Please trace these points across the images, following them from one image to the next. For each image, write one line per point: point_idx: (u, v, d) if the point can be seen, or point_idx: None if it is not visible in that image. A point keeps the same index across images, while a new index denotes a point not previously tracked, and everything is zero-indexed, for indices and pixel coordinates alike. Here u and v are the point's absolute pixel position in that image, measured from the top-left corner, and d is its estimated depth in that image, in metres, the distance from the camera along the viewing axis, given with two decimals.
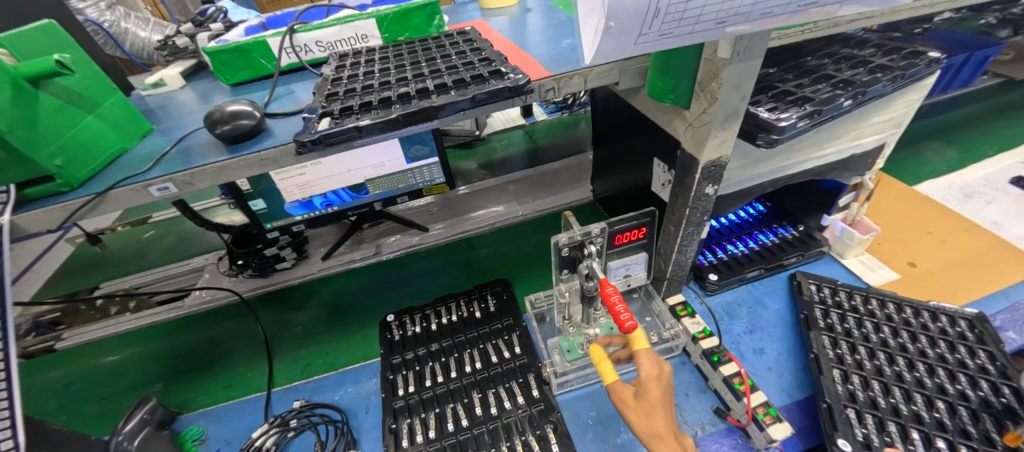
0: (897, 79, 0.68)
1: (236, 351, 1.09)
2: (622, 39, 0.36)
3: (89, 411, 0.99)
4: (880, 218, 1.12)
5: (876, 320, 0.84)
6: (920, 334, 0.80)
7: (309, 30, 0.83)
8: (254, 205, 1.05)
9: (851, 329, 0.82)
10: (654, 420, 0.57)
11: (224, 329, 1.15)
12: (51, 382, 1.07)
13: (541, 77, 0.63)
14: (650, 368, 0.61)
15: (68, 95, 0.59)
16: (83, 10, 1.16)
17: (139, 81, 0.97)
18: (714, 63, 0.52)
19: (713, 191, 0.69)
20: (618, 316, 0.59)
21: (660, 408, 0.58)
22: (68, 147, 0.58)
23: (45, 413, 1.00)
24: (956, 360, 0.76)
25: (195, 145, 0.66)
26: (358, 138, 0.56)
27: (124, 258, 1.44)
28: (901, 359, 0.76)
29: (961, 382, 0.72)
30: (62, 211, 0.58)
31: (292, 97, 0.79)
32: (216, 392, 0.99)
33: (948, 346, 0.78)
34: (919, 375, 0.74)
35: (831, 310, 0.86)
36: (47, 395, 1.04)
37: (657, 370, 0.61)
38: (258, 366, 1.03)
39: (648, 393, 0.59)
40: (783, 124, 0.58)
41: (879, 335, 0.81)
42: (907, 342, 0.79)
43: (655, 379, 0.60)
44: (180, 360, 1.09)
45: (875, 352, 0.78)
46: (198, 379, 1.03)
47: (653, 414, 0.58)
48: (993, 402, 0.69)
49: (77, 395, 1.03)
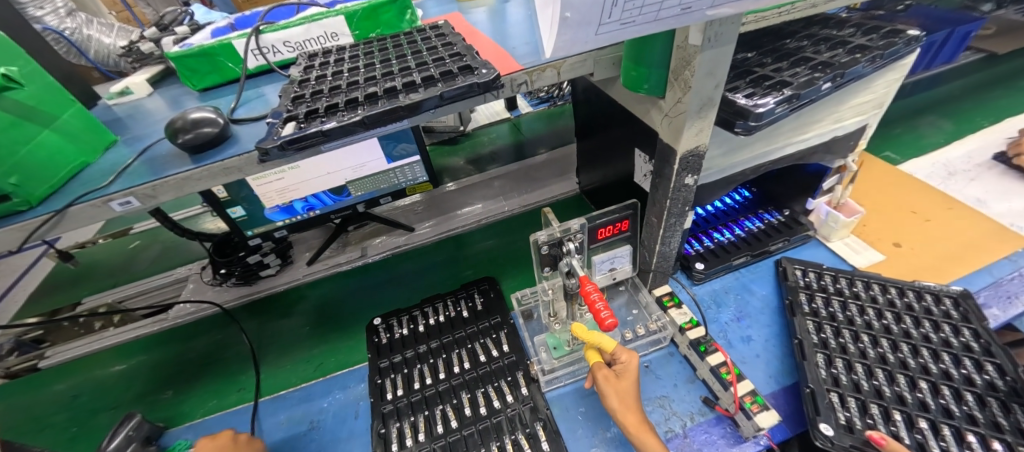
0: (877, 58, 0.67)
1: (223, 361, 1.07)
2: (583, 30, 0.35)
3: (75, 430, 0.97)
4: (866, 199, 1.12)
5: (860, 302, 0.84)
6: (905, 314, 0.81)
7: (276, 30, 0.80)
8: (233, 213, 1.02)
9: (836, 312, 0.82)
10: (622, 399, 0.66)
11: (210, 340, 1.13)
12: (59, 395, 1.06)
13: (513, 71, 0.62)
14: (627, 357, 0.68)
15: (20, 109, 0.57)
16: (42, 18, 1.13)
17: (105, 90, 0.94)
18: (685, 51, 0.51)
19: (693, 180, 0.68)
20: (597, 313, 0.58)
21: (625, 393, 0.66)
22: (24, 163, 0.56)
23: (53, 426, 0.99)
24: (940, 339, 0.76)
25: (160, 156, 0.64)
26: (326, 142, 0.54)
27: (107, 271, 1.41)
28: (884, 340, 0.77)
29: (944, 361, 0.73)
30: (22, 231, 0.56)
31: (261, 101, 0.77)
32: (229, 396, 0.98)
33: (932, 325, 0.78)
34: (902, 356, 0.74)
35: (816, 294, 0.87)
36: (56, 408, 1.03)
37: (631, 365, 0.68)
38: (245, 376, 1.02)
39: (620, 379, 0.67)
40: (761, 110, 0.56)
41: (864, 317, 0.81)
42: (891, 323, 0.79)
43: (627, 372, 0.67)
44: (180, 369, 1.07)
45: (859, 335, 0.78)
46: (190, 389, 1.01)
47: (620, 394, 0.66)
48: (976, 380, 0.69)
49: (85, 407, 1.02)
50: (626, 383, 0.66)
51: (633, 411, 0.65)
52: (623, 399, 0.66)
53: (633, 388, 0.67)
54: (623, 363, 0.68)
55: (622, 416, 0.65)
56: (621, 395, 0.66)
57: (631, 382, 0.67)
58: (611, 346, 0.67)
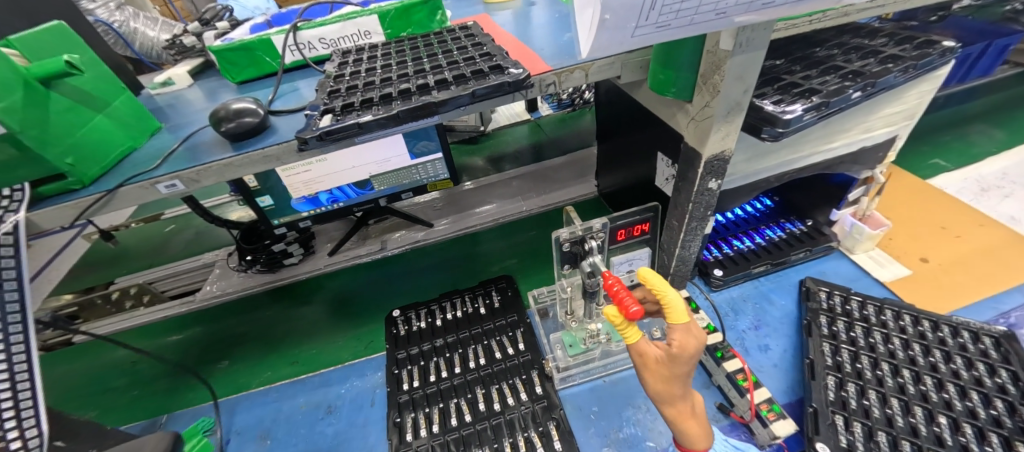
0: (909, 69, 0.67)
1: (256, 343, 1.10)
2: (620, 33, 0.36)
3: (123, 399, 1.01)
4: (893, 212, 1.10)
5: (886, 331, 0.81)
6: (935, 348, 0.77)
7: (312, 27, 0.83)
8: (261, 202, 1.06)
9: (857, 338, 0.80)
10: (669, 385, 0.54)
11: (255, 318, 1.17)
12: (119, 359, 1.12)
13: (542, 71, 0.63)
14: (684, 340, 0.51)
15: (79, 95, 0.61)
16: (93, 11, 1.18)
17: (148, 80, 0.98)
18: (716, 55, 0.51)
19: (717, 185, 0.68)
20: (619, 300, 0.53)
21: (674, 379, 0.53)
22: (79, 145, 0.60)
23: (115, 390, 1.04)
24: (971, 377, 0.72)
25: (202, 143, 0.67)
26: (360, 134, 0.56)
27: (141, 252, 1.47)
28: (906, 371, 0.74)
29: (972, 399, 0.69)
30: (74, 209, 0.60)
31: (296, 94, 0.80)
32: (283, 368, 1.02)
33: (965, 363, 0.75)
34: (924, 388, 0.71)
35: (838, 318, 0.84)
36: (116, 372, 1.09)
37: (693, 345, 0.51)
38: (277, 356, 1.05)
39: (672, 364, 0.52)
40: (789, 117, 0.56)
41: (888, 346, 0.78)
42: (918, 355, 0.76)
43: (688, 354, 0.52)
44: (234, 341, 1.12)
45: (879, 363, 0.76)
46: (242, 360, 1.06)
47: (669, 380, 0.54)
48: (1006, 422, 0.66)
49: (143, 374, 1.07)
50: (680, 369, 0.52)
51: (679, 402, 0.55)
52: (670, 387, 0.54)
53: (687, 374, 0.53)
54: (678, 348, 0.51)
55: (663, 404, 0.56)
56: (668, 383, 0.54)
57: (680, 367, 0.52)
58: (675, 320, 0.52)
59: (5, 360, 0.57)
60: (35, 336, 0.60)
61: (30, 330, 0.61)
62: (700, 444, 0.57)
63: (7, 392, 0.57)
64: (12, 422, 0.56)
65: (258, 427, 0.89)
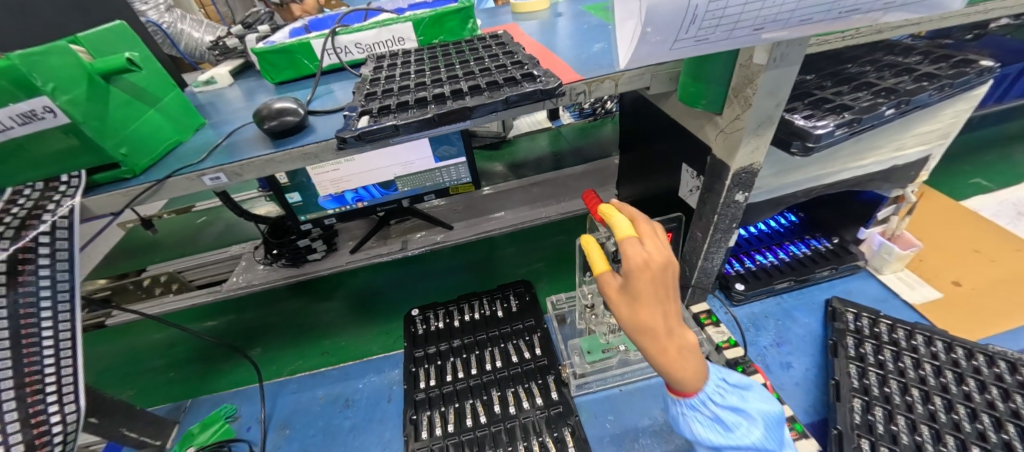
0: (945, 88, 0.66)
1: (283, 332, 1.14)
2: (658, 46, 0.37)
3: (159, 380, 1.06)
4: (924, 233, 1.07)
5: (917, 356, 0.78)
6: (968, 376, 0.73)
7: (349, 33, 0.87)
8: (290, 198, 1.10)
9: (885, 361, 0.77)
10: (639, 311, 0.50)
11: (287, 308, 1.23)
12: (158, 343, 1.18)
13: (573, 80, 0.64)
14: (637, 253, 0.49)
15: (135, 91, 0.64)
16: (145, 12, 1.25)
17: (192, 79, 1.03)
18: (749, 69, 0.52)
19: (744, 197, 0.68)
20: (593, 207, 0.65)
21: (641, 299, 0.49)
22: (132, 137, 0.63)
23: (152, 371, 1.09)
24: (1009, 408, 0.68)
25: (244, 139, 0.70)
26: (395, 135, 0.58)
27: (174, 242, 1.53)
28: (937, 398, 0.71)
29: (1009, 432, 0.65)
30: (125, 196, 0.64)
31: (332, 96, 0.83)
32: (314, 358, 1.05)
33: (1001, 394, 0.70)
34: (956, 417, 0.68)
35: (866, 340, 0.81)
36: (157, 353, 1.14)
37: (649, 258, 0.50)
38: (304, 346, 1.09)
39: (633, 281, 0.49)
40: (820, 132, 0.56)
41: (918, 371, 0.75)
42: (950, 383, 0.73)
43: (646, 269, 0.49)
44: (268, 329, 1.16)
45: (908, 388, 0.72)
46: (277, 348, 1.10)
47: (637, 304, 0.50)
48: None
49: (181, 356, 1.12)
50: (643, 284, 0.49)
51: (654, 332, 0.49)
52: (637, 315, 0.50)
53: (652, 291, 0.49)
54: (632, 260, 0.49)
55: (643, 340, 0.50)
56: (635, 308, 0.50)
57: (646, 283, 0.49)
58: (625, 234, 0.52)
59: (52, 337, 0.60)
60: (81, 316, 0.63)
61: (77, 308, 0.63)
62: (692, 387, 0.52)
63: (52, 368, 0.59)
64: (54, 396, 0.59)
65: (278, 416, 0.92)
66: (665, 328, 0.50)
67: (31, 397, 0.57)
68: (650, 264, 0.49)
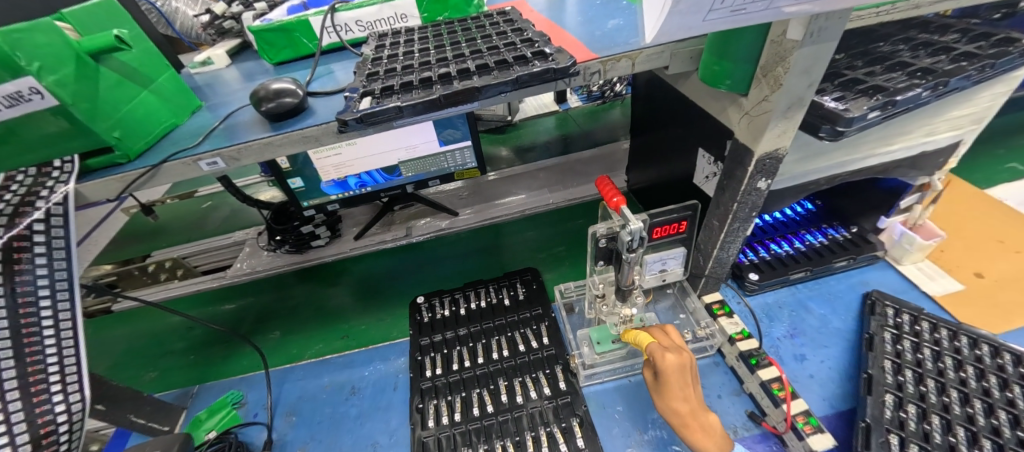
0: (986, 68, 0.61)
1: (298, 317, 1.13)
2: (691, 17, 0.33)
3: (180, 363, 1.06)
4: (947, 222, 1.03)
5: (959, 357, 0.74)
6: (1015, 382, 0.69)
7: (350, 9, 0.83)
8: (292, 183, 1.07)
9: (924, 360, 0.74)
10: (667, 398, 0.63)
11: (295, 293, 1.21)
12: (177, 325, 1.17)
13: (587, 59, 0.61)
14: (661, 358, 0.63)
15: (126, 71, 0.61)
16: None
17: (189, 59, 1.00)
18: (781, 46, 0.48)
19: (766, 185, 0.65)
20: (607, 193, 0.63)
21: (670, 392, 0.63)
22: (126, 120, 0.61)
23: (173, 354, 1.09)
24: None
25: (241, 122, 0.67)
26: (398, 118, 0.54)
27: (177, 228, 1.52)
28: (977, 401, 0.67)
29: None
30: (120, 182, 0.61)
31: (332, 77, 0.79)
32: (334, 341, 1.04)
33: None
34: (996, 421, 0.64)
35: (904, 336, 0.78)
36: (175, 335, 1.14)
37: (675, 361, 0.62)
38: (317, 332, 1.08)
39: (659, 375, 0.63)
40: (852, 115, 0.52)
41: (959, 373, 0.72)
42: (993, 387, 0.69)
43: (672, 370, 0.62)
44: (286, 313, 1.15)
45: (946, 388, 0.69)
46: (296, 332, 1.09)
47: (665, 394, 0.63)
48: None
49: (200, 339, 1.11)
50: (669, 381, 0.62)
51: (679, 413, 0.62)
52: (666, 399, 0.63)
53: (678, 385, 0.62)
54: (659, 363, 0.63)
55: (672, 417, 0.63)
56: (665, 395, 0.64)
57: (673, 378, 0.62)
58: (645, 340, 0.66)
59: (52, 326, 0.59)
60: (81, 303, 0.61)
61: (75, 295, 0.62)
62: None
63: (54, 355, 0.58)
64: (57, 386, 0.58)
65: (283, 404, 0.91)
66: (688, 409, 0.62)
67: (34, 386, 0.56)
68: (676, 365, 0.63)
